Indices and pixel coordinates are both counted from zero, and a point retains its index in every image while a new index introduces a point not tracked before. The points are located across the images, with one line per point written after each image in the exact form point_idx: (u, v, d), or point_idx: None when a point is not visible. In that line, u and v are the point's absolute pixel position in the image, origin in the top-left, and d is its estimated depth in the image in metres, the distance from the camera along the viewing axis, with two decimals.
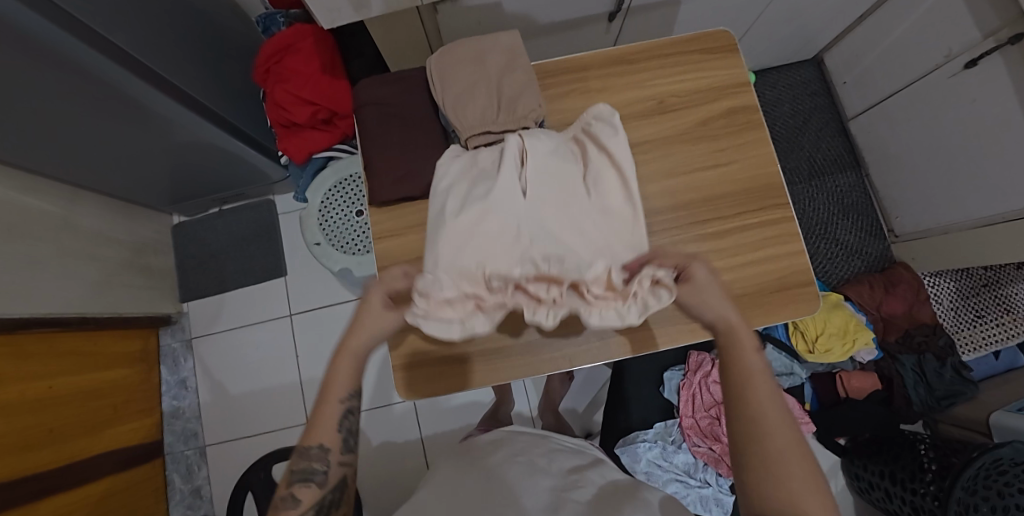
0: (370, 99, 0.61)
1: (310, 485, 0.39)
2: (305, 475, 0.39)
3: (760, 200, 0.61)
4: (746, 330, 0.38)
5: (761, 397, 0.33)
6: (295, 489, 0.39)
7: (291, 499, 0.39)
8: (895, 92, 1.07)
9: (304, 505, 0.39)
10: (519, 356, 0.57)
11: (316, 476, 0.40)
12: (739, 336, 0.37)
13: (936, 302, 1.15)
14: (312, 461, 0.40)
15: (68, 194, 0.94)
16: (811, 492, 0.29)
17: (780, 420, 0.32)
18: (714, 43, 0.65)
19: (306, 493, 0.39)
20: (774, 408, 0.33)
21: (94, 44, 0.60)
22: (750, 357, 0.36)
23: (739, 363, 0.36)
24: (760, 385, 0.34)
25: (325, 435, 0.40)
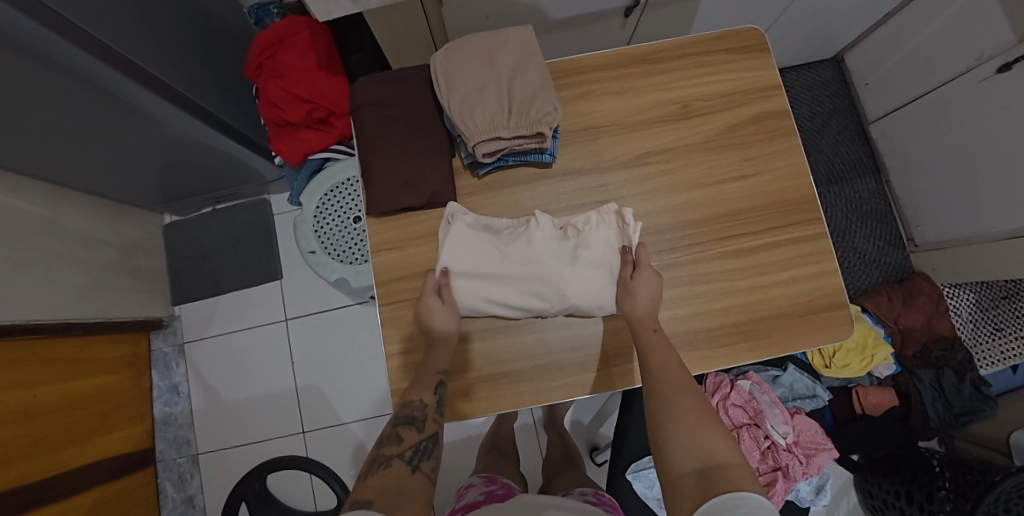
0: (367, 100, 0.56)
1: (411, 427, 0.42)
2: (406, 419, 0.43)
3: (790, 215, 0.57)
4: (650, 317, 0.48)
5: (659, 363, 0.43)
6: (398, 429, 0.42)
7: (395, 437, 0.41)
8: (920, 96, 1.01)
9: (405, 442, 0.41)
10: (526, 382, 0.54)
11: (416, 422, 0.43)
12: (642, 320, 0.48)
13: (955, 314, 1.09)
14: (414, 411, 0.44)
15: (53, 193, 0.89)
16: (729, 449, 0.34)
17: (674, 377, 0.42)
18: (741, 42, 0.60)
19: (407, 434, 0.42)
20: (669, 369, 0.42)
21: (79, 41, 0.55)
22: (650, 332, 0.46)
23: (646, 340, 0.46)
24: (659, 354, 0.44)
25: (427, 392, 0.46)
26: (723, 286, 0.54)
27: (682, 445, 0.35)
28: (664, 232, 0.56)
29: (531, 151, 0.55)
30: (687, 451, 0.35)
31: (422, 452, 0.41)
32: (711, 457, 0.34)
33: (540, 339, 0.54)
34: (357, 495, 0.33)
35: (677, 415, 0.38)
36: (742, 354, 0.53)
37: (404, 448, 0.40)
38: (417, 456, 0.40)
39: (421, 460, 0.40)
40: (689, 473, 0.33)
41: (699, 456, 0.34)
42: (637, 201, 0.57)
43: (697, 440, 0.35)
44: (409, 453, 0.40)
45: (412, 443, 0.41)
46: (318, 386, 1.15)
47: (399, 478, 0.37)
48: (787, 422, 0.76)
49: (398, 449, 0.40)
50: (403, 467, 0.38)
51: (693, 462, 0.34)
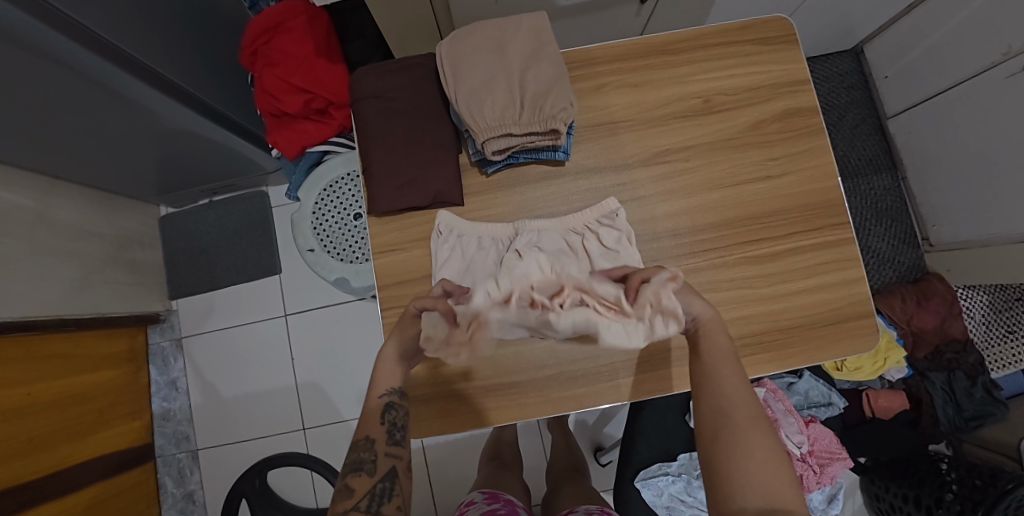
0: (369, 91, 0.53)
1: (362, 473, 0.40)
2: (354, 466, 0.41)
3: (815, 219, 0.54)
4: (716, 324, 0.43)
5: (728, 376, 0.39)
6: (349, 478, 0.40)
7: (347, 490, 0.39)
8: (941, 91, 0.97)
9: (358, 492, 0.39)
10: (535, 391, 0.52)
11: (366, 464, 0.41)
12: (710, 329, 0.43)
13: (967, 316, 1.05)
14: (361, 453, 0.42)
15: (44, 186, 0.86)
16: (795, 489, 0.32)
17: (744, 399, 0.37)
18: (768, 32, 0.56)
19: (359, 481, 0.40)
20: (737, 387, 0.38)
21: (62, 28, 0.52)
22: (720, 342, 0.41)
23: (708, 347, 0.41)
24: (726, 364, 0.40)
25: (374, 428, 0.44)
26: (741, 295, 0.52)
27: (746, 480, 0.32)
28: (683, 236, 0.53)
29: (543, 148, 0.52)
30: (748, 487, 0.32)
31: (382, 495, 0.39)
32: (773, 497, 0.31)
33: (549, 348, 0.52)
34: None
35: (742, 444, 0.34)
36: (761, 364, 0.52)
37: (358, 499, 0.39)
38: (374, 501, 0.39)
39: (379, 505, 0.39)
40: (749, 510, 0.31)
41: (762, 494, 0.31)
42: (654, 202, 0.54)
43: (762, 478, 0.32)
44: (364, 502, 0.38)
45: (366, 489, 0.39)
46: (319, 383, 1.13)
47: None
48: (802, 432, 0.75)
49: (352, 501, 0.38)
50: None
51: (756, 501, 0.31)
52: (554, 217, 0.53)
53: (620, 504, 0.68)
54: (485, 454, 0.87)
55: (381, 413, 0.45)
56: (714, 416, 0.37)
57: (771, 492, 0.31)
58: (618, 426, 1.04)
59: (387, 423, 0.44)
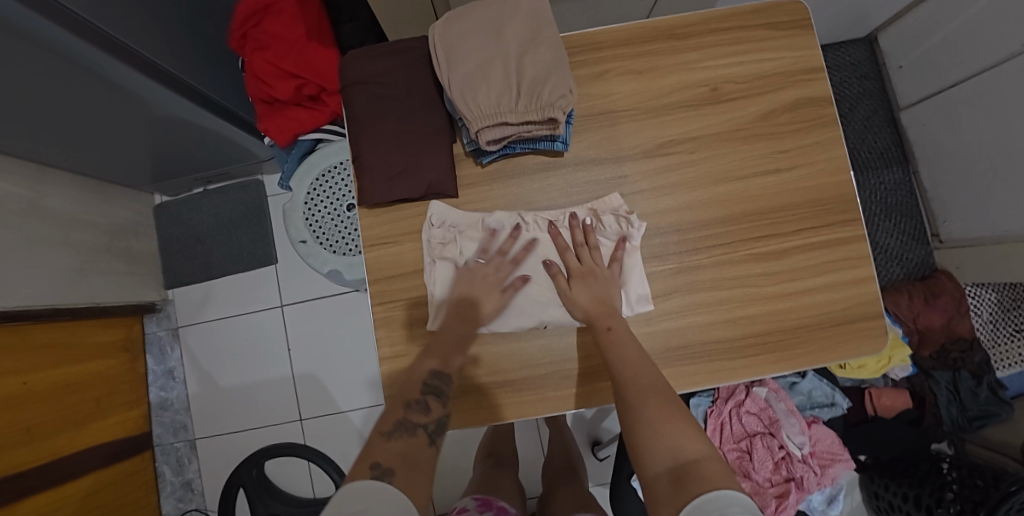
0: (359, 76, 0.50)
1: (438, 400, 0.44)
2: (435, 391, 0.44)
3: (826, 215, 0.52)
4: (606, 312, 0.47)
5: (624, 367, 0.42)
6: (427, 398, 0.43)
7: (421, 406, 0.42)
8: (956, 83, 0.93)
9: (431, 413, 0.42)
10: (533, 391, 0.50)
11: (443, 396, 0.44)
12: (597, 322, 0.46)
13: (975, 314, 1.02)
14: (443, 383, 0.45)
15: (34, 173, 0.84)
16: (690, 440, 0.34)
17: (641, 377, 0.40)
18: (782, 17, 0.54)
19: (434, 405, 0.43)
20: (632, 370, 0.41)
21: (46, 11, 0.49)
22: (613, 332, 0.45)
23: (606, 337, 0.45)
24: (622, 354, 0.43)
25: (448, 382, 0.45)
26: (746, 293, 0.50)
27: (653, 447, 0.34)
28: (685, 232, 0.51)
29: (542, 138, 0.49)
30: (655, 455, 0.34)
31: (441, 428, 0.42)
32: (679, 453, 0.33)
33: (546, 346, 0.51)
34: (381, 459, 0.35)
35: (645, 420, 0.36)
36: (764, 366, 0.50)
37: (428, 420, 0.42)
38: (436, 430, 0.42)
39: (439, 435, 0.42)
40: (662, 474, 0.32)
41: (669, 455, 0.33)
42: (656, 195, 0.51)
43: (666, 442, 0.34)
44: (431, 426, 0.41)
45: (435, 417, 0.42)
46: (316, 374, 1.13)
47: (419, 449, 0.38)
48: (804, 433, 0.74)
49: (423, 420, 0.41)
50: (423, 439, 0.40)
51: (665, 464, 0.32)
52: (552, 209, 0.52)
53: (616, 503, 0.67)
54: (480, 452, 0.87)
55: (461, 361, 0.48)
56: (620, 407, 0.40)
57: (671, 451, 0.33)
58: (616, 421, 1.03)
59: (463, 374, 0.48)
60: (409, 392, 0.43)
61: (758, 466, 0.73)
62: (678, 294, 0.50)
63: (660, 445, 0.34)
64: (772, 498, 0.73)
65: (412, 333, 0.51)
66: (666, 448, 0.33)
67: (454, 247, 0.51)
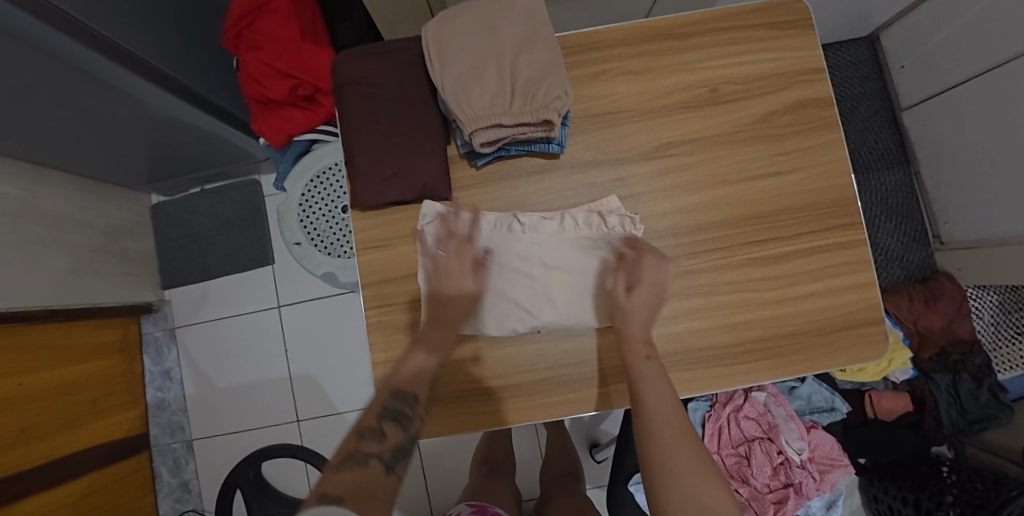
0: (351, 77, 0.49)
1: (396, 425, 0.40)
2: (393, 414, 0.41)
3: (826, 219, 0.51)
4: (642, 341, 0.45)
5: (654, 400, 0.40)
6: (383, 425, 0.39)
7: (376, 433, 0.38)
8: (958, 84, 0.92)
9: (387, 441, 0.38)
10: (527, 397, 0.50)
11: (403, 421, 0.41)
12: (633, 348, 0.45)
13: (977, 316, 1.02)
14: (403, 406, 0.42)
15: (29, 173, 0.84)
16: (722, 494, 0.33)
17: (673, 416, 0.39)
18: (784, 16, 0.53)
19: (390, 432, 0.39)
20: (665, 406, 0.39)
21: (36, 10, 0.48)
22: (646, 363, 0.43)
23: (637, 369, 0.43)
24: (651, 385, 0.41)
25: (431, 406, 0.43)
26: (744, 298, 0.50)
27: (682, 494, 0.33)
28: (683, 236, 0.50)
29: (537, 140, 0.48)
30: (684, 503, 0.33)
31: (401, 454, 0.38)
32: (712, 507, 0.32)
33: (541, 351, 0.50)
34: (327, 488, 0.31)
35: (677, 463, 0.35)
36: (762, 372, 0.49)
37: (384, 448, 0.37)
38: (394, 456, 0.38)
39: (399, 462, 0.38)
40: None
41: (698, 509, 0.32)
42: (654, 199, 0.51)
43: (699, 492, 0.33)
44: (388, 454, 0.37)
45: (393, 443, 0.38)
46: (313, 375, 1.12)
47: (371, 480, 0.34)
48: (803, 438, 0.73)
49: (376, 448, 0.37)
50: (378, 467, 0.36)
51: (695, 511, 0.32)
52: (546, 212, 0.51)
53: (612, 508, 0.66)
54: (477, 456, 0.86)
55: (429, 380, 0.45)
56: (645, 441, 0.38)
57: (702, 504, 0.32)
58: (615, 424, 1.02)
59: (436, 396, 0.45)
60: (364, 419, 0.40)
61: (757, 473, 0.73)
62: (675, 299, 0.50)
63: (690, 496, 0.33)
64: (770, 504, 0.73)
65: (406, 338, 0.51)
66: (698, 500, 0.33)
67: (453, 256, 0.49)
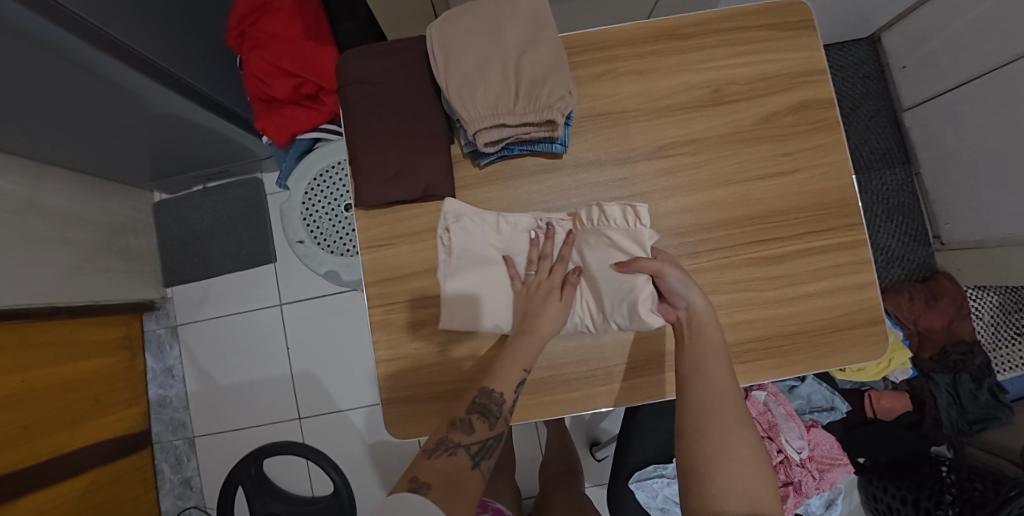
0: (355, 76, 0.50)
1: (485, 421, 0.40)
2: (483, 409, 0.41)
3: (827, 220, 0.51)
4: (707, 319, 0.43)
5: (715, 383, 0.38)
6: (472, 417, 0.40)
7: (466, 425, 0.39)
8: (959, 85, 0.92)
9: (475, 434, 0.38)
10: (530, 395, 0.50)
11: (490, 416, 0.41)
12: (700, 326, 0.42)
13: (976, 317, 1.02)
14: (490, 402, 0.42)
15: (32, 171, 0.84)
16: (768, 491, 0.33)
17: (732, 398, 0.38)
18: (786, 17, 0.53)
19: (478, 426, 0.39)
20: (723, 386, 0.38)
21: (42, 9, 0.49)
22: (711, 341, 0.41)
23: (702, 344, 0.41)
24: (714, 365, 0.40)
25: (511, 386, 0.43)
26: (745, 297, 0.50)
27: (728, 481, 0.33)
28: (685, 235, 0.51)
29: (540, 140, 0.49)
30: (731, 491, 0.32)
31: (487, 450, 0.38)
32: (753, 500, 0.32)
33: (544, 350, 0.51)
34: (420, 475, 0.32)
35: (729, 451, 0.34)
36: (764, 371, 0.49)
37: (473, 441, 0.38)
38: (480, 452, 0.38)
39: (484, 457, 0.38)
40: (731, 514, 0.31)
41: (744, 498, 0.32)
42: (656, 198, 0.51)
43: (747, 484, 0.33)
44: (475, 448, 0.38)
45: (480, 438, 0.39)
46: (314, 372, 1.13)
47: (457, 474, 0.34)
48: (803, 437, 0.73)
49: (465, 439, 0.38)
50: (465, 461, 0.36)
51: (738, 504, 0.32)
52: (547, 210, 0.51)
53: (612, 505, 0.67)
54: None
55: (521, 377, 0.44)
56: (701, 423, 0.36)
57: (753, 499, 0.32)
58: (615, 423, 1.03)
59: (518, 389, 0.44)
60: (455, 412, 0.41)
61: None
62: None
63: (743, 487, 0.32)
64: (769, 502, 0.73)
65: (409, 336, 0.51)
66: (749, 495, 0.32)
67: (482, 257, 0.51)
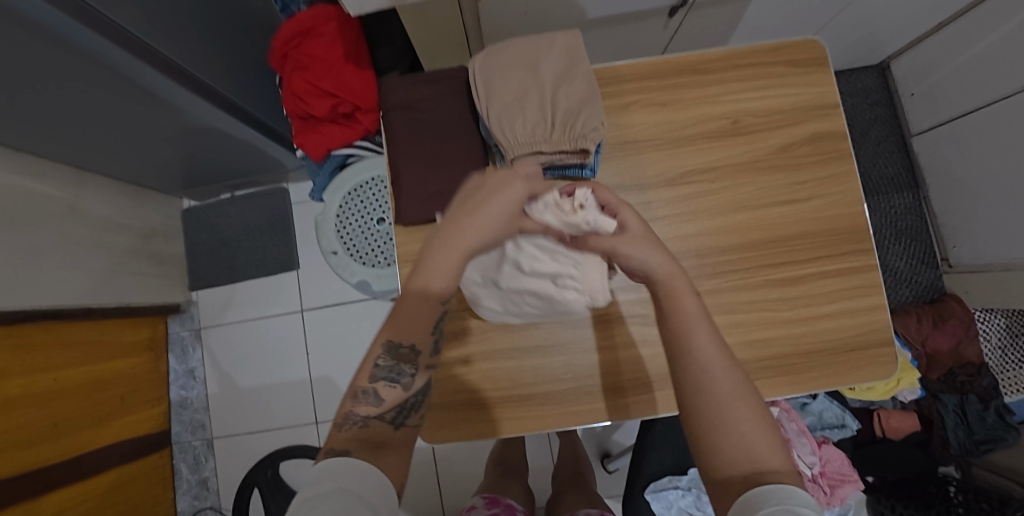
0: (400, 103, 0.54)
1: (394, 386, 0.38)
2: (390, 374, 0.37)
3: (839, 245, 0.54)
4: (676, 266, 0.39)
5: (707, 351, 0.34)
6: (379, 385, 0.37)
7: (375, 396, 0.37)
8: (967, 113, 0.95)
9: (387, 402, 0.37)
10: (554, 404, 0.53)
11: (401, 378, 0.38)
12: (668, 276, 0.38)
13: (983, 339, 1.04)
14: (400, 364, 0.38)
15: (74, 178, 0.89)
16: (758, 434, 0.31)
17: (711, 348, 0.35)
18: (801, 54, 0.56)
19: (389, 394, 0.37)
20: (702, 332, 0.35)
21: (102, 30, 0.53)
22: (679, 294, 0.37)
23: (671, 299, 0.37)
24: (692, 318, 0.36)
25: (423, 338, 0.39)
26: (762, 317, 0.53)
27: (732, 449, 0.31)
28: (704, 257, 0.54)
29: (571, 166, 0.52)
30: (734, 458, 0.31)
31: (407, 408, 0.38)
32: (759, 462, 0.30)
33: (570, 363, 0.53)
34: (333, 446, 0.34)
35: (727, 409, 0.32)
36: (778, 388, 0.52)
37: (385, 408, 0.37)
38: (401, 412, 0.38)
39: (406, 417, 0.38)
40: (737, 478, 0.30)
41: (749, 463, 0.30)
42: (676, 222, 0.54)
43: (747, 441, 0.31)
44: (392, 413, 0.37)
45: (394, 404, 0.38)
46: (332, 378, 1.15)
47: (380, 446, 0.35)
48: (814, 453, 0.75)
49: (377, 410, 0.37)
50: (383, 429, 0.36)
51: (743, 469, 0.30)
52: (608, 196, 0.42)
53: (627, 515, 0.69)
54: (492, 459, 0.90)
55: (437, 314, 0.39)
56: (699, 391, 0.33)
57: (747, 450, 0.31)
58: (626, 435, 1.05)
59: (437, 331, 0.40)
60: (358, 378, 0.38)
61: None
62: None
63: (741, 444, 0.31)
64: None
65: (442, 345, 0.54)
66: (745, 449, 0.31)
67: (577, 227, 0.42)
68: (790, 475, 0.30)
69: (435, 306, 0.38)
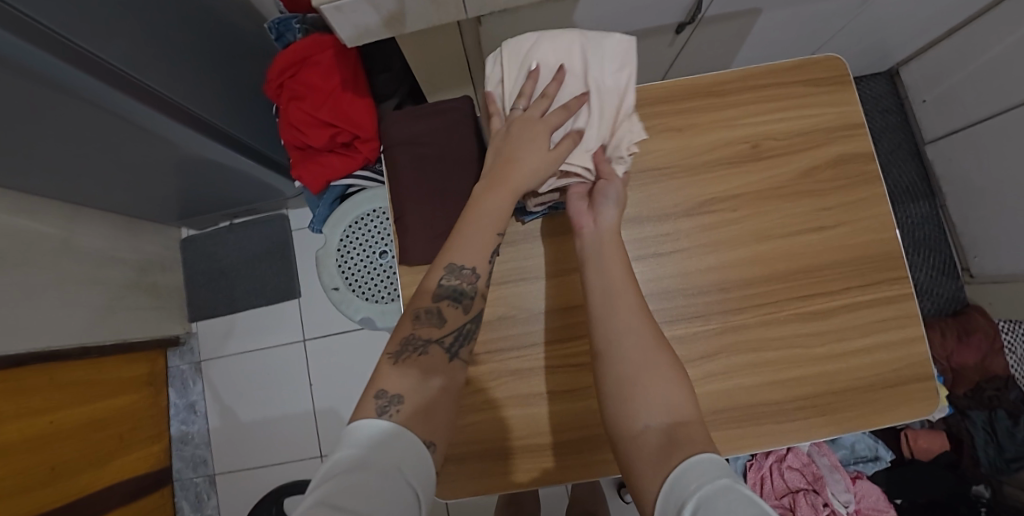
0: (403, 137, 0.51)
1: (456, 306, 0.36)
2: (454, 295, 0.36)
3: (870, 274, 0.51)
4: (615, 235, 0.43)
5: (622, 311, 0.37)
6: (441, 306, 0.36)
7: (436, 316, 0.35)
8: (983, 120, 0.92)
9: (447, 325, 0.36)
10: (573, 453, 0.49)
11: (462, 299, 0.37)
12: (604, 243, 0.42)
13: (1010, 352, 0.99)
14: (461, 282, 0.37)
15: (69, 214, 0.87)
16: (668, 382, 0.34)
17: (629, 299, 0.38)
18: (820, 73, 0.54)
19: (450, 313, 0.36)
20: (627, 290, 0.39)
21: (89, 69, 0.51)
22: (608, 257, 0.41)
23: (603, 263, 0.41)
24: (617, 278, 0.39)
25: (481, 259, 0.37)
26: (793, 354, 0.49)
27: (648, 401, 0.33)
28: (727, 291, 0.51)
29: None
30: (648, 408, 0.33)
31: (465, 336, 0.37)
32: (673, 412, 0.32)
33: (587, 409, 0.50)
34: (385, 387, 0.31)
35: (644, 360, 0.35)
36: (814, 429, 0.48)
37: (445, 332, 0.35)
38: (457, 341, 0.36)
39: (461, 347, 0.36)
40: (653, 430, 0.32)
41: (664, 413, 0.32)
42: (694, 255, 0.51)
43: (660, 392, 0.33)
44: (450, 340, 0.36)
45: (453, 328, 0.36)
46: (336, 408, 1.12)
47: (436, 369, 0.34)
48: (849, 490, 0.74)
49: (436, 333, 0.35)
50: (440, 355, 0.35)
51: (658, 420, 0.32)
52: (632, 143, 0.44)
53: None
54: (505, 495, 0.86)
55: (492, 247, 0.38)
56: (619, 355, 0.36)
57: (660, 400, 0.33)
58: None
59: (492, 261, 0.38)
60: (420, 297, 0.36)
61: None
62: (724, 355, 0.50)
63: (652, 394, 0.33)
64: None
65: None
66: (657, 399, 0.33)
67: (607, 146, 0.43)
68: (692, 417, 0.33)
69: (491, 233, 0.37)
